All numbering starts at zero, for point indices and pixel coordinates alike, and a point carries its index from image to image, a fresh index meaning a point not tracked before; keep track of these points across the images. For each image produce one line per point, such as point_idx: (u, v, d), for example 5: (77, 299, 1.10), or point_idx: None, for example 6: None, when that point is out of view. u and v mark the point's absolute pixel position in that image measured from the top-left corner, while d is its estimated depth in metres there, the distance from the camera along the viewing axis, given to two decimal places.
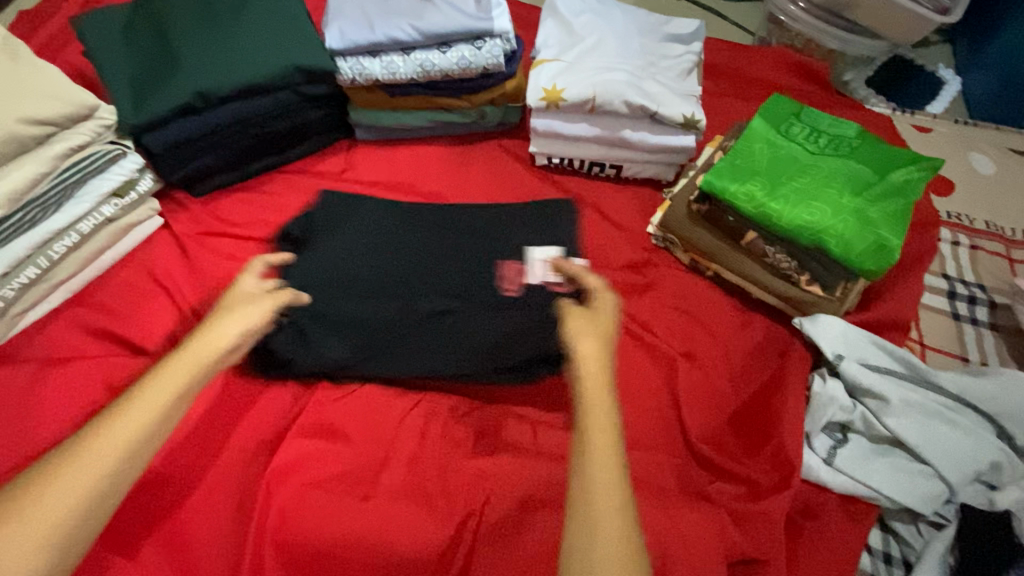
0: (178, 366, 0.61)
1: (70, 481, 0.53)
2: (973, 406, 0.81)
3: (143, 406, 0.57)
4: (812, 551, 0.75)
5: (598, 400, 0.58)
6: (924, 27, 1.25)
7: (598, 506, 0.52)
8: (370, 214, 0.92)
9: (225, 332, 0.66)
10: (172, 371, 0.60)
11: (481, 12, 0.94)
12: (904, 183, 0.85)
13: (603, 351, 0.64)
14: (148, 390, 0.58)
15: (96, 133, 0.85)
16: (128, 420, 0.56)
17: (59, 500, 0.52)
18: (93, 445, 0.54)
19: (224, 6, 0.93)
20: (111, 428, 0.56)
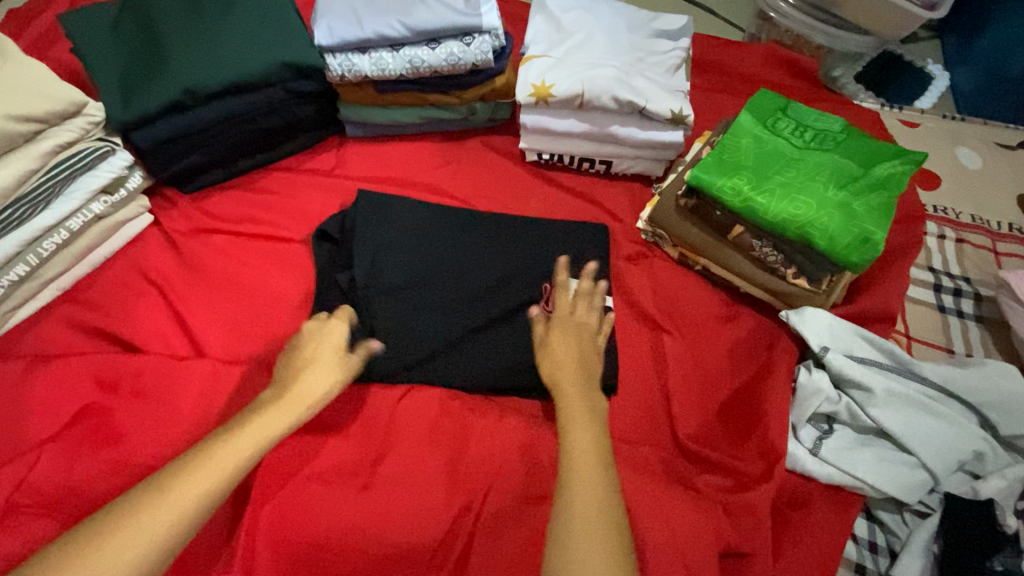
0: (247, 436, 0.66)
1: (123, 538, 0.56)
2: (957, 397, 0.82)
3: (250, 435, 0.65)
4: (797, 540, 0.76)
5: (580, 428, 0.69)
6: (911, 23, 1.27)
7: (577, 517, 0.59)
8: (365, 212, 0.95)
9: (318, 383, 0.73)
10: (241, 441, 0.65)
11: (470, 8, 0.95)
12: (889, 176, 0.86)
13: (579, 384, 0.75)
14: (213, 456, 0.63)
15: (84, 129, 0.85)
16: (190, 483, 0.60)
17: (173, 506, 0.58)
18: (206, 462, 0.62)
19: (213, 3, 0.93)
20: (196, 470, 0.61)
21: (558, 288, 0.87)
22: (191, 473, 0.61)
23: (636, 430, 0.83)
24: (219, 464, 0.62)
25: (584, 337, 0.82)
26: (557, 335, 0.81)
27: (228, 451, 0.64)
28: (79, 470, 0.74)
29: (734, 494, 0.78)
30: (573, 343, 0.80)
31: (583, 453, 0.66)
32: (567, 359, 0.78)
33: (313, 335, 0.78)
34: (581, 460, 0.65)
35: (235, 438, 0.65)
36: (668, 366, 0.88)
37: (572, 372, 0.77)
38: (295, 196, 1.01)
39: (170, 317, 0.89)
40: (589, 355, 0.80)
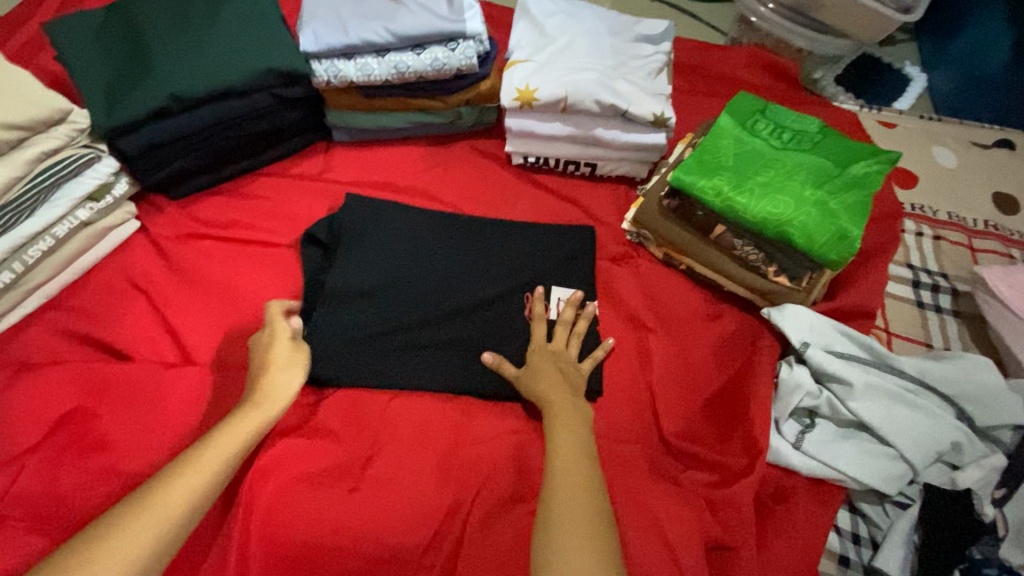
0: (226, 440, 0.67)
1: (113, 548, 0.56)
2: (933, 389, 0.84)
3: (233, 432, 0.68)
4: (780, 532, 0.77)
5: (567, 446, 0.71)
6: (887, 26, 1.30)
7: (565, 529, 0.61)
8: (345, 221, 0.95)
9: (287, 384, 0.76)
10: (197, 469, 0.64)
11: (454, 13, 0.96)
12: (864, 175, 0.88)
13: (571, 403, 0.77)
14: (196, 462, 0.64)
15: (69, 137, 0.85)
16: (147, 516, 0.59)
17: (167, 503, 0.60)
18: (194, 461, 0.64)
19: (198, 10, 0.94)
20: (185, 470, 0.63)
21: (535, 319, 0.87)
22: (146, 509, 0.59)
23: (623, 428, 0.84)
24: (176, 497, 0.61)
25: (567, 368, 0.83)
26: (540, 364, 0.82)
27: (185, 481, 0.63)
28: (66, 477, 0.74)
29: (719, 488, 0.79)
30: (555, 371, 0.81)
31: (571, 479, 0.67)
32: (553, 385, 0.79)
33: (257, 342, 0.81)
34: (572, 485, 0.66)
35: (188, 467, 0.64)
36: (653, 364, 0.89)
37: (557, 389, 0.79)
38: (283, 201, 1.02)
39: (158, 323, 0.89)
40: (572, 381, 0.81)
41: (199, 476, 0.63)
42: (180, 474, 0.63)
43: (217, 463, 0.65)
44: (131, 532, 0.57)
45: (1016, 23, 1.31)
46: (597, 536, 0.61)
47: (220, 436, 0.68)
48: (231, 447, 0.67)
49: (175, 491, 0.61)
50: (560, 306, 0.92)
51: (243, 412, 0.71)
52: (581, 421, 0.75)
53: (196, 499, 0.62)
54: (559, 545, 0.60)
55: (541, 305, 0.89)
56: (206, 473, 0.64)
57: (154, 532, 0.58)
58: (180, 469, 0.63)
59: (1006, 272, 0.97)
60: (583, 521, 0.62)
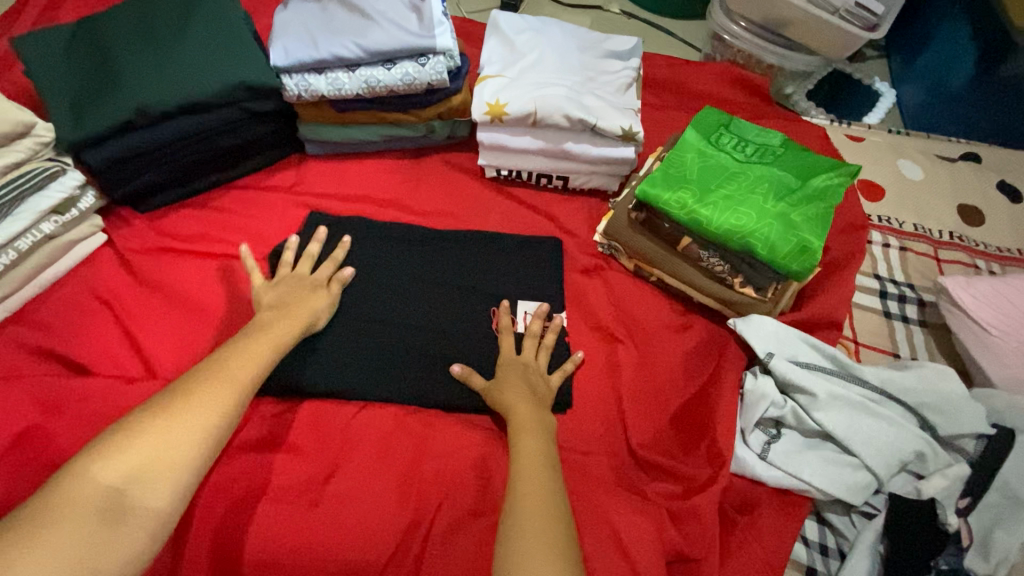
0: (290, 318, 0.80)
1: (227, 371, 0.69)
2: (896, 399, 0.85)
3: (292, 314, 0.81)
4: (743, 544, 0.77)
5: (530, 453, 0.71)
6: (854, 44, 1.33)
7: (528, 536, 0.61)
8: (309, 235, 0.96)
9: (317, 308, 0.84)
10: (253, 350, 0.73)
11: (424, 29, 0.97)
12: (825, 188, 0.89)
13: (535, 409, 0.78)
14: (270, 327, 0.78)
15: (33, 150, 0.86)
16: (220, 381, 0.67)
17: (259, 349, 0.73)
18: (269, 328, 0.77)
19: (168, 24, 0.94)
20: (264, 333, 0.76)
21: (503, 330, 0.88)
22: (219, 376, 0.67)
23: (591, 442, 0.84)
24: (249, 357, 0.72)
25: (535, 380, 0.83)
26: (510, 374, 0.82)
27: (263, 341, 0.75)
28: (15, 494, 0.72)
29: (682, 499, 0.79)
30: (524, 384, 0.81)
31: (533, 488, 0.67)
32: (520, 397, 0.79)
33: (289, 277, 0.87)
34: (532, 496, 0.65)
35: (239, 349, 0.72)
36: (621, 375, 0.90)
37: (523, 397, 0.79)
38: (253, 214, 1.02)
39: (122, 336, 0.88)
40: (541, 392, 0.82)
41: (256, 354, 0.73)
42: (237, 354, 0.72)
43: (269, 348, 0.74)
44: (232, 368, 0.69)
45: (978, 41, 1.34)
46: (555, 541, 0.61)
47: (268, 330, 0.77)
48: (279, 339, 0.77)
49: (239, 364, 0.70)
50: (526, 321, 0.92)
51: (290, 309, 0.82)
52: (546, 431, 0.76)
53: (258, 372, 0.71)
54: (521, 554, 0.59)
55: (508, 317, 0.89)
56: (260, 354, 0.73)
57: (234, 392, 0.67)
58: (235, 350, 0.72)
59: (968, 282, 0.98)
60: (543, 525, 0.62)
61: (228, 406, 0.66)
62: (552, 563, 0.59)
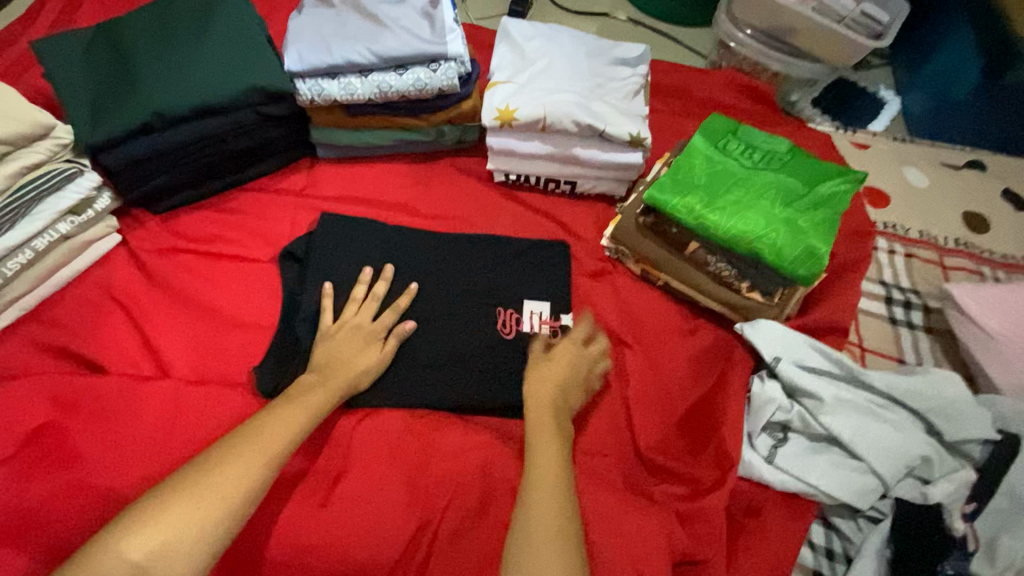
0: (333, 378, 0.79)
1: (262, 439, 0.68)
2: (903, 404, 0.85)
3: (337, 372, 0.80)
4: (750, 547, 0.78)
5: (545, 449, 0.73)
6: (859, 52, 1.35)
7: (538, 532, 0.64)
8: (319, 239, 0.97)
9: (359, 362, 0.83)
10: (286, 418, 0.71)
11: (436, 35, 0.98)
12: (832, 195, 0.90)
13: (554, 406, 0.80)
14: (311, 387, 0.77)
15: (52, 151, 0.87)
16: (247, 456, 0.66)
17: (296, 412, 0.72)
18: (309, 389, 0.76)
19: (185, 29, 0.96)
20: (303, 395, 0.75)
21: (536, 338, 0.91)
22: (249, 448, 0.66)
23: (596, 444, 0.85)
24: (285, 422, 0.70)
25: (574, 371, 0.86)
26: (557, 359, 0.86)
27: (301, 403, 0.74)
28: (32, 490, 0.73)
29: (690, 501, 0.80)
30: (566, 372, 0.85)
31: (546, 483, 0.69)
32: (549, 386, 0.83)
33: (345, 326, 0.86)
34: (546, 493, 0.68)
35: (273, 419, 0.70)
36: (628, 378, 0.91)
37: (545, 397, 0.81)
38: (263, 217, 1.03)
39: (135, 335, 0.90)
40: (576, 385, 0.85)
41: (287, 425, 0.70)
42: (269, 425, 0.70)
43: (310, 411, 0.74)
44: (265, 435, 0.68)
45: (983, 49, 1.35)
46: (559, 535, 0.64)
47: (312, 389, 0.76)
48: (313, 406, 0.74)
49: (271, 435, 0.68)
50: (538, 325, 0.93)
51: (337, 364, 0.81)
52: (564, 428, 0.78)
53: (290, 444, 0.69)
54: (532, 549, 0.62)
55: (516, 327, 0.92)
56: (292, 425, 0.71)
57: (257, 471, 0.65)
58: (267, 420, 0.70)
59: (973, 289, 0.99)
60: (552, 524, 0.65)
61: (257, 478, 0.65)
62: (560, 555, 0.62)
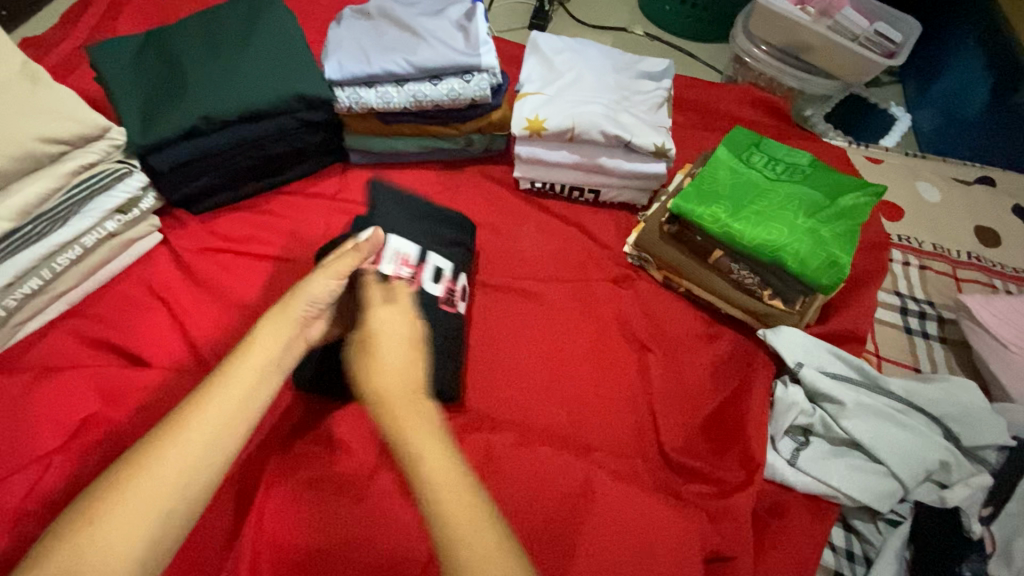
0: (285, 317, 0.71)
1: (217, 399, 0.61)
2: (921, 410, 0.88)
3: (288, 311, 0.72)
4: (777, 546, 0.80)
5: (413, 423, 0.60)
6: (872, 68, 1.37)
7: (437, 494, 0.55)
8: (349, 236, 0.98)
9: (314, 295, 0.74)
10: (189, 446, 0.58)
11: (470, 48, 1.02)
12: (852, 207, 0.93)
13: (400, 366, 0.67)
14: (265, 333, 0.69)
15: (106, 152, 0.90)
16: (137, 501, 0.54)
17: (253, 365, 0.65)
18: (261, 334, 0.69)
19: (232, 38, 1.00)
20: (259, 342, 0.68)
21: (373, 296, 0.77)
22: (200, 410, 0.60)
23: (621, 444, 0.87)
24: (241, 377, 0.64)
25: (403, 328, 0.72)
26: (371, 335, 0.70)
27: (258, 353, 0.67)
28: (82, 478, 0.75)
29: (717, 500, 0.82)
30: (383, 342, 0.69)
31: (422, 443, 0.59)
32: (391, 344, 0.69)
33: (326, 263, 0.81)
34: (422, 450, 0.58)
35: (169, 449, 0.57)
36: (653, 382, 0.93)
37: (388, 368, 0.66)
38: (298, 219, 1.07)
39: (175, 331, 0.92)
40: (423, 354, 0.70)
41: (245, 380, 0.64)
42: (171, 455, 0.57)
43: (270, 357, 0.67)
44: (220, 395, 0.62)
45: (994, 69, 1.39)
46: (474, 512, 0.54)
47: (263, 333, 0.69)
48: (270, 350, 0.67)
49: (227, 394, 0.62)
50: (402, 265, 0.86)
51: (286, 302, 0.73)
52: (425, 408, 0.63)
53: (251, 399, 0.63)
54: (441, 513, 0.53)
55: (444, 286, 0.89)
56: (234, 396, 0.62)
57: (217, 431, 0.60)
58: (161, 450, 0.57)
59: (987, 300, 1.02)
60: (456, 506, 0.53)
61: (216, 438, 0.59)
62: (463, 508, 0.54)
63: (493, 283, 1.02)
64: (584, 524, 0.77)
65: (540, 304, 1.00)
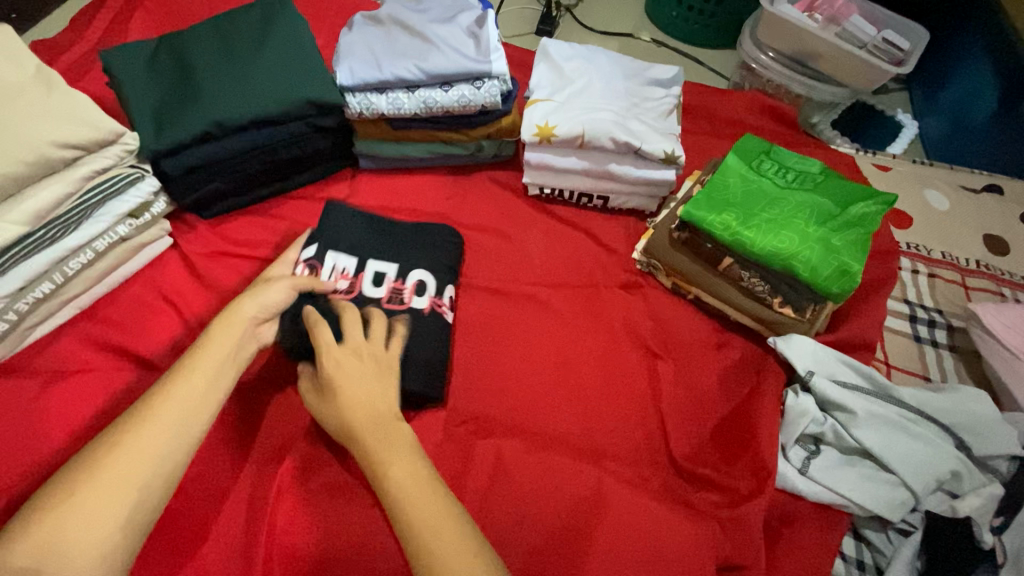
0: (232, 322, 0.76)
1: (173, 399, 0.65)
2: (933, 419, 0.87)
3: (234, 318, 0.76)
4: (789, 555, 0.80)
5: (386, 453, 0.66)
6: (881, 76, 1.37)
7: (414, 514, 0.60)
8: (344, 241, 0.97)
9: (253, 304, 0.79)
10: (145, 438, 0.61)
11: (481, 54, 1.02)
12: (863, 215, 0.93)
13: (367, 399, 0.70)
14: (213, 336, 0.73)
15: (118, 157, 0.89)
16: (102, 496, 0.57)
17: (208, 365, 0.69)
18: (211, 338, 0.73)
19: (245, 43, 1.00)
20: (210, 344, 0.72)
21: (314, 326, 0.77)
22: (157, 409, 0.64)
23: (631, 452, 0.87)
24: (196, 378, 0.68)
25: (368, 365, 0.75)
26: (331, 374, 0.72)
27: (209, 355, 0.71)
28: None
29: (728, 509, 0.82)
30: (345, 380, 0.71)
31: (396, 469, 0.64)
32: (351, 379, 0.72)
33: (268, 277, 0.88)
34: (399, 476, 0.64)
35: (125, 440, 0.61)
36: (662, 390, 0.93)
37: (352, 404, 0.70)
38: (308, 224, 1.07)
39: (185, 335, 0.92)
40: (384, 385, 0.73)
41: (200, 377, 0.68)
42: (125, 447, 0.61)
43: (223, 357, 0.71)
44: (178, 393, 0.65)
45: (1001, 78, 1.40)
46: (451, 522, 0.60)
47: (213, 338, 0.73)
48: (223, 352, 0.72)
49: (183, 392, 0.66)
50: (340, 279, 0.92)
51: (230, 310, 0.77)
52: (407, 443, 0.68)
53: (207, 395, 0.67)
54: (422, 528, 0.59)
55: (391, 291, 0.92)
56: (191, 395, 0.66)
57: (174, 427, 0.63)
58: (126, 436, 0.61)
59: (997, 309, 1.02)
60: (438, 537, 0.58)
61: (174, 432, 0.63)
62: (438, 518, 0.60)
63: (502, 289, 1.02)
64: (594, 531, 0.77)
65: (549, 310, 1.00)
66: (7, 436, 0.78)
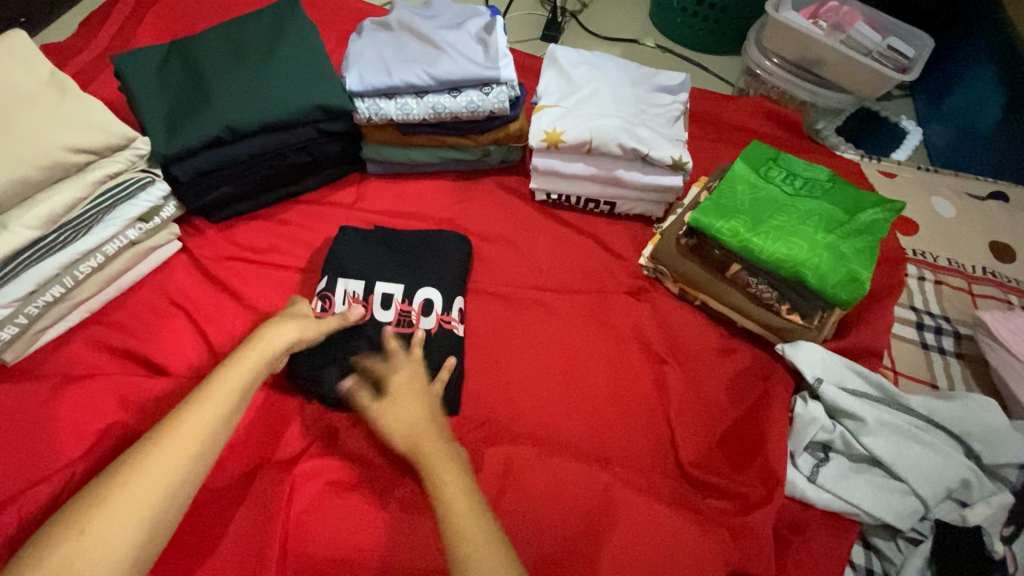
0: (262, 345, 0.76)
1: (195, 418, 0.66)
2: (942, 427, 0.88)
3: (264, 342, 0.77)
4: (800, 562, 0.81)
5: (440, 462, 0.67)
6: (886, 83, 1.38)
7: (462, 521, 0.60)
8: (352, 250, 0.98)
9: (283, 335, 0.79)
10: (167, 455, 0.62)
11: (490, 60, 1.03)
12: (871, 223, 0.93)
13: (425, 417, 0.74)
14: (241, 358, 0.73)
15: (130, 162, 0.89)
16: (122, 510, 0.57)
17: (233, 385, 0.70)
18: (239, 359, 0.73)
19: (255, 49, 1.01)
20: (237, 364, 0.73)
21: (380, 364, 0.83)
22: (182, 428, 0.64)
23: (639, 459, 0.87)
24: (220, 397, 0.68)
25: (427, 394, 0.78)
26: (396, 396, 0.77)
27: (235, 374, 0.71)
28: None
29: (738, 516, 0.82)
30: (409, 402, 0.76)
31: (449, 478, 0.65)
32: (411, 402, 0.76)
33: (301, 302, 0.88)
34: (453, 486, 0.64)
35: (152, 455, 0.61)
36: (670, 396, 0.93)
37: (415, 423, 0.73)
38: (316, 228, 1.07)
39: (193, 339, 0.92)
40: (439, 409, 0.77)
41: (224, 397, 0.69)
42: (147, 463, 0.61)
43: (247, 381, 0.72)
44: (204, 411, 0.66)
45: (1005, 85, 1.40)
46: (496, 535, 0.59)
47: (241, 360, 0.73)
48: (247, 374, 0.72)
49: (208, 412, 0.67)
50: (352, 303, 0.93)
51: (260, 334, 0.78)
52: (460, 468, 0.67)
53: (230, 415, 0.68)
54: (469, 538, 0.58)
55: (403, 314, 0.93)
56: (214, 415, 0.67)
57: (196, 446, 0.64)
58: (152, 451, 0.62)
59: (1005, 317, 1.02)
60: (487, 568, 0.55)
61: (197, 450, 0.64)
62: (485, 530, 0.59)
63: (509, 294, 1.02)
64: (605, 538, 0.77)
65: (557, 316, 1.00)
66: (19, 440, 0.79)
